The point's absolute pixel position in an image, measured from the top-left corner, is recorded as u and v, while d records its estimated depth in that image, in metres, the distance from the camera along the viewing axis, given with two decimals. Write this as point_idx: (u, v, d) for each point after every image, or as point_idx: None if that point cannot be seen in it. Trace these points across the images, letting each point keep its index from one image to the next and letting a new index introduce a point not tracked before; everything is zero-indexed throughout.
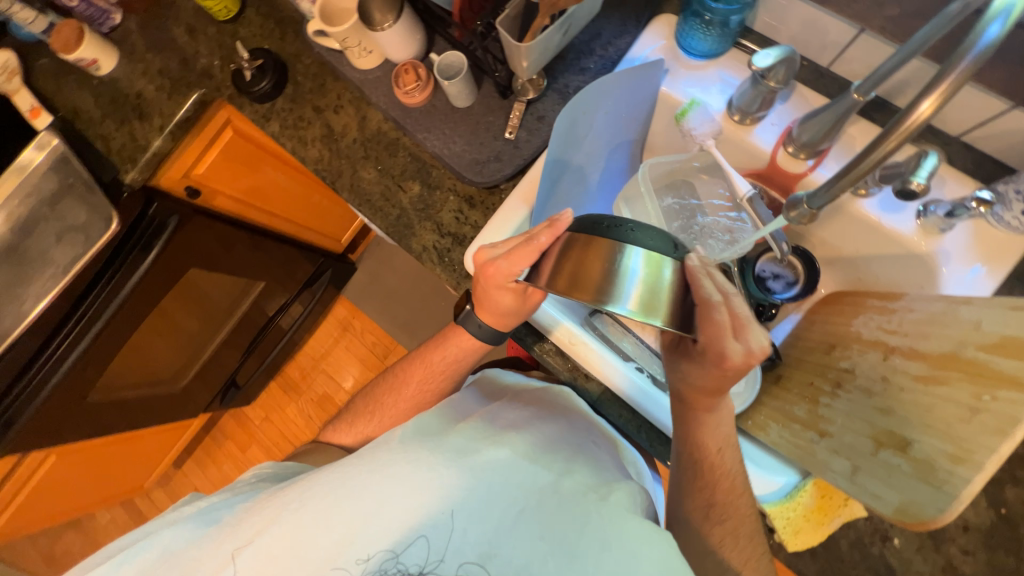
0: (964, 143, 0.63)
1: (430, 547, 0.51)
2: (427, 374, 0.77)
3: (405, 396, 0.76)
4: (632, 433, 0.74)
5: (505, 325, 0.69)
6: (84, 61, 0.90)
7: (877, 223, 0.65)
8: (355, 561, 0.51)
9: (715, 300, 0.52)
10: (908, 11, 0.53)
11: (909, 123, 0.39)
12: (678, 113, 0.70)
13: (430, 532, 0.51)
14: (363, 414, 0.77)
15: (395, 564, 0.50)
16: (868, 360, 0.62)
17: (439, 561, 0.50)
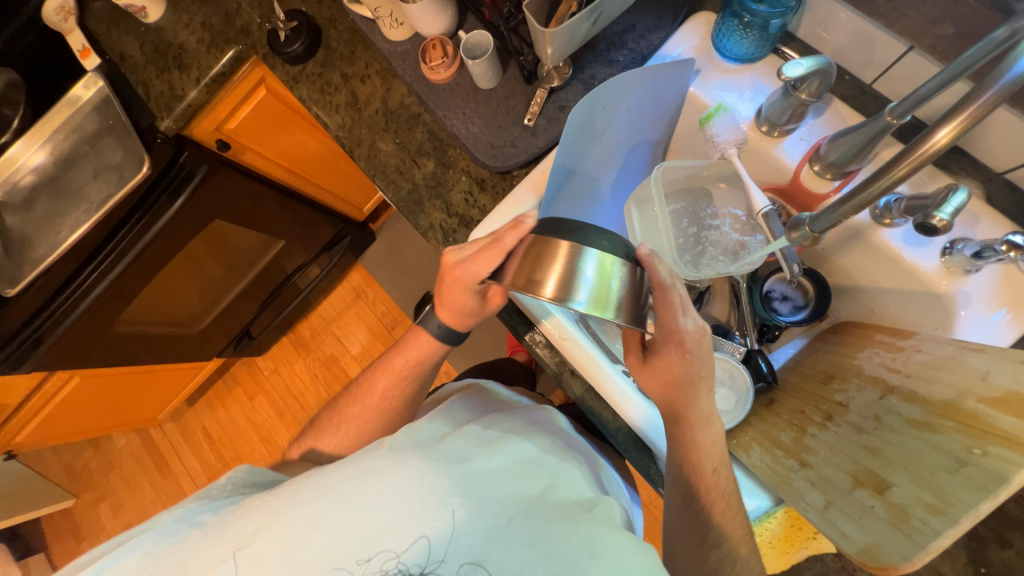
0: (1007, 181, 0.59)
1: (430, 549, 0.50)
2: (391, 381, 0.78)
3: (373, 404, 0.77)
4: (610, 435, 0.74)
5: (461, 325, 0.74)
6: (134, 8, 0.94)
7: (897, 255, 0.62)
8: (355, 561, 0.50)
9: (667, 284, 0.54)
10: (962, 32, 0.49)
11: (923, 150, 0.37)
12: (703, 117, 0.68)
13: (431, 530, 0.51)
14: (329, 424, 0.77)
15: (396, 562, 0.50)
16: (863, 396, 0.60)
17: (440, 561, 0.50)
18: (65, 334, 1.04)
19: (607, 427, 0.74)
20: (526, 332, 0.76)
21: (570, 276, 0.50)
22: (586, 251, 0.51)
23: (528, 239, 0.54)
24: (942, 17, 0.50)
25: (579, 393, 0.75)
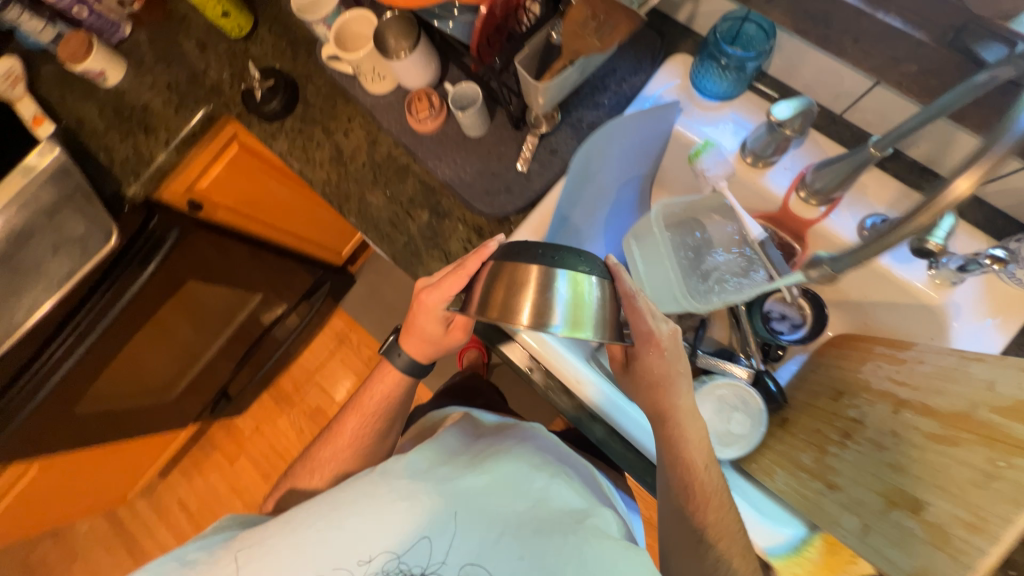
0: (974, 197, 0.64)
1: (430, 551, 0.54)
2: (361, 426, 0.76)
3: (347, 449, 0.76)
4: (637, 475, 0.73)
5: (427, 354, 0.74)
6: (92, 72, 0.90)
7: (888, 272, 0.65)
8: (355, 565, 0.53)
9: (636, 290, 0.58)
10: (924, 69, 0.53)
11: (946, 198, 0.39)
12: (691, 153, 0.70)
13: (432, 535, 0.54)
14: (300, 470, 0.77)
15: (395, 564, 0.53)
16: (877, 411, 0.61)
17: (440, 564, 0.53)
18: (24, 422, 0.95)
19: (633, 466, 0.73)
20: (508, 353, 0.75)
21: (545, 302, 0.49)
22: (557, 273, 0.51)
23: (491, 263, 0.54)
24: (905, 56, 0.54)
25: (601, 435, 0.73)
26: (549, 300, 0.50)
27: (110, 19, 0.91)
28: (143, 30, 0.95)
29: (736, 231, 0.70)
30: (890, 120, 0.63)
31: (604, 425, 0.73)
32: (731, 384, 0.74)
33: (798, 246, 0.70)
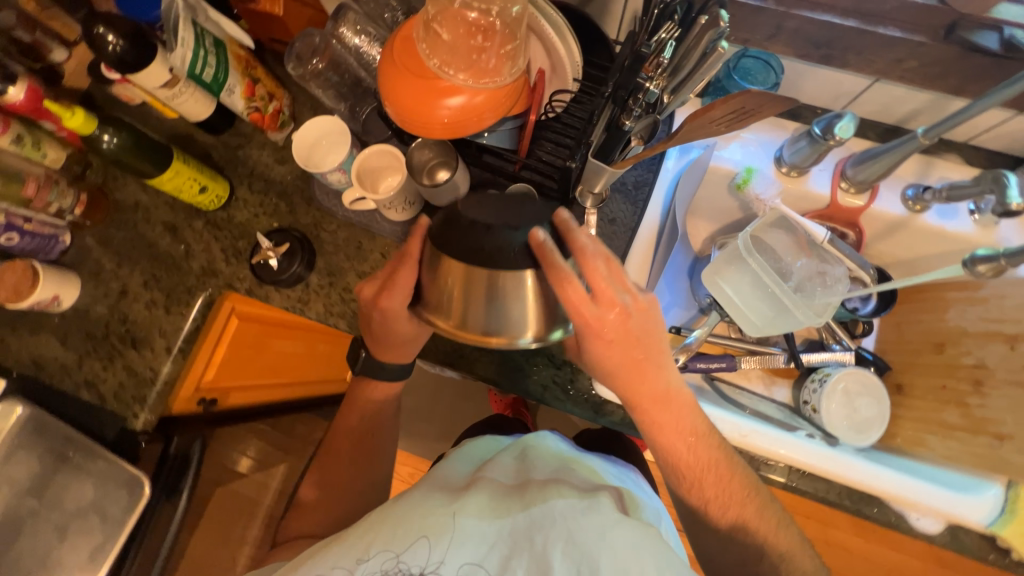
0: (971, 146, 0.72)
1: (432, 551, 0.50)
2: (351, 441, 0.74)
3: (340, 476, 0.73)
4: (837, 503, 0.68)
5: (403, 355, 0.66)
6: (43, 302, 0.73)
7: (942, 231, 0.70)
8: (357, 565, 0.50)
9: (596, 249, 0.48)
10: (925, 62, 0.61)
11: None
12: (739, 182, 0.74)
13: (432, 533, 0.50)
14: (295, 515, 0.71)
15: (397, 564, 0.49)
16: (994, 352, 0.66)
17: (440, 563, 0.49)
18: None
19: (829, 498, 0.68)
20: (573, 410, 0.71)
21: (501, 291, 0.46)
22: (508, 265, 0.45)
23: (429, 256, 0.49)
24: (907, 56, 0.61)
25: (785, 480, 0.68)
26: (529, 308, 0.48)
27: (48, 234, 0.75)
28: (88, 231, 0.80)
29: (797, 237, 0.74)
30: (888, 105, 0.71)
31: (783, 466, 0.68)
32: (846, 372, 0.76)
33: (852, 232, 0.75)
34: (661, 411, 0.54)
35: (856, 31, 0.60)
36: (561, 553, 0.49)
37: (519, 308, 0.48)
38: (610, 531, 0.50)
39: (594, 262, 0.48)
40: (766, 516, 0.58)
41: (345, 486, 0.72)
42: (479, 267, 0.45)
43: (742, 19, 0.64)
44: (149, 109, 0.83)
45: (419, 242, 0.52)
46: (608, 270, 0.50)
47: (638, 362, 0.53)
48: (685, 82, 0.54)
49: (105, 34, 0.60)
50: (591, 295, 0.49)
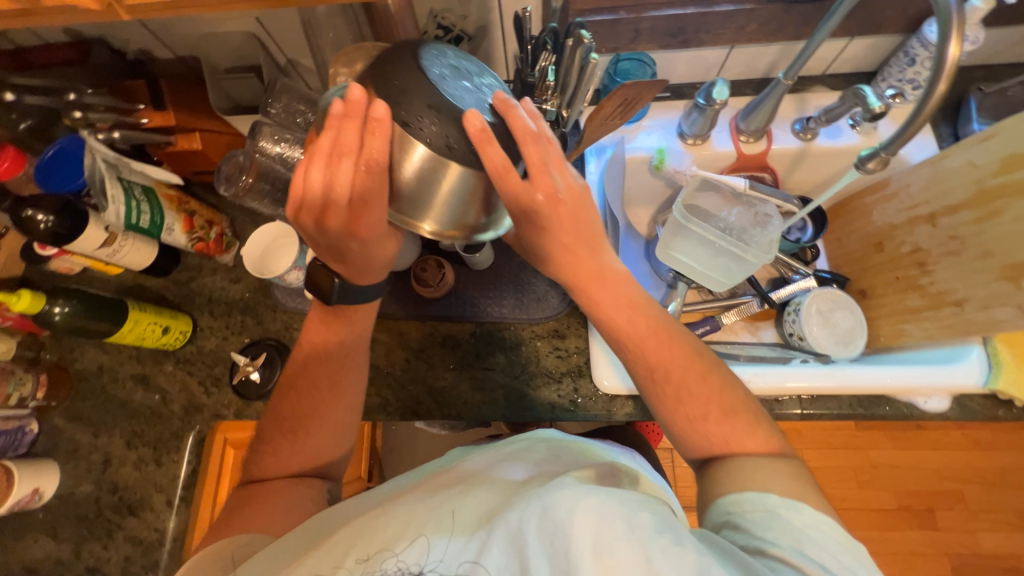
0: (830, 75, 0.83)
1: (426, 547, 0.46)
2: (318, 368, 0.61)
3: (315, 407, 0.60)
4: (853, 415, 0.70)
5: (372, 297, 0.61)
6: (22, 499, 0.69)
7: (837, 148, 0.79)
8: (353, 564, 0.46)
9: (537, 133, 0.45)
10: (761, 23, 0.71)
11: (947, 65, 0.47)
12: (656, 163, 0.81)
13: (430, 528, 0.47)
14: (262, 462, 0.59)
15: (397, 563, 0.46)
16: (922, 233, 0.73)
17: (439, 561, 0.45)
18: None
19: (844, 412, 0.70)
20: (588, 415, 0.72)
21: (425, 171, 0.45)
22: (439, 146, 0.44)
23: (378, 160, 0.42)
24: (745, 22, 0.71)
25: (801, 411, 0.70)
26: (439, 194, 0.46)
27: (14, 427, 0.72)
28: (56, 410, 0.77)
29: (723, 191, 0.80)
30: (750, 63, 0.82)
31: (794, 399, 0.71)
32: (814, 296, 0.82)
33: (767, 173, 0.83)
34: (598, 287, 0.52)
35: (698, 15, 0.71)
36: (538, 538, 0.42)
37: (430, 192, 0.46)
38: (585, 501, 0.42)
39: (534, 146, 0.45)
40: (772, 433, 0.49)
41: (325, 412, 0.60)
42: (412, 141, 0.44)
43: (605, 33, 0.74)
44: (93, 272, 0.84)
45: (384, 141, 0.42)
46: (546, 153, 0.47)
47: (566, 248, 0.52)
48: (576, 96, 0.60)
49: (36, 215, 0.62)
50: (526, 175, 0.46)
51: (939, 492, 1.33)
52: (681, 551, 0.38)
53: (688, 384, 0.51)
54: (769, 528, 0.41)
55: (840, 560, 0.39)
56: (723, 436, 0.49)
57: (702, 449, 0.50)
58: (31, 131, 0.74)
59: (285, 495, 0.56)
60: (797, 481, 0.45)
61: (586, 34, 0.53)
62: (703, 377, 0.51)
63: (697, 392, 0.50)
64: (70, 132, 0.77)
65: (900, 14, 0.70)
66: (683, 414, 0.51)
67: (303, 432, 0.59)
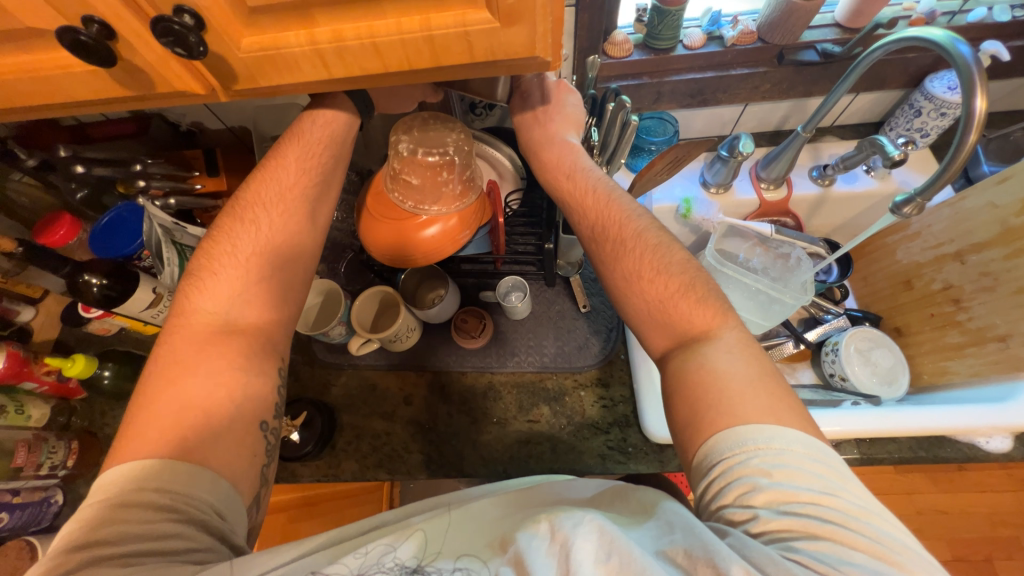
0: (837, 126, 0.89)
1: (428, 546, 0.41)
2: (272, 195, 0.59)
3: (265, 241, 0.57)
4: (914, 458, 0.68)
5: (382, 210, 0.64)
6: None
7: (854, 193, 0.83)
8: (347, 558, 0.39)
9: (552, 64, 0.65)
10: (774, 85, 0.78)
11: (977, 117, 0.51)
12: (683, 212, 0.84)
13: (428, 527, 0.42)
14: (196, 293, 0.53)
15: (395, 560, 0.39)
16: (952, 271, 0.75)
17: (437, 556, 0.39)
18: None
19: (904, 455, 0.68)
20: (637, 467, 0.68)
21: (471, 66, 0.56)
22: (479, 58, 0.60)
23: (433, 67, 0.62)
24: (759, 84, 0.77)
25: (860, 454, 0.68)
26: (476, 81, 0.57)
27: (40, 499, 0.68)
28: (82, 480, 0.74)
29: (748, 236, 0.82)
30: (762, 118, 0.87)
31: (850, 442, 0.69)
32: (850, 335, 0.82)
33: (789, 218, 0.86)
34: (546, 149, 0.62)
35: (716, 78, 0.76)
36: (545, 557, 0.35)
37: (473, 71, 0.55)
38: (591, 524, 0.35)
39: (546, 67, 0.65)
40: (709, 301, 0.50)
41: (289, 207, 0.59)
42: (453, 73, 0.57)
43: (630, 96, 0.79)
44: (128, 332, 0.84)
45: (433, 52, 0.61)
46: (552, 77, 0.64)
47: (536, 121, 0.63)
48: (615, 154, 0.66)
49: (88, 279, 0.64)
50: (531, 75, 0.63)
51: (993, 540, 1.26)
52: (675, 556, 0.35)
53: (623, 242, 0.55)
54: (743, 484, 0.38)
55: (813, 489, 0.37)
56: (659, 295, 0.51)
57: (652, 320, 0.51)
58: (85, 201, 0.77)
59: (227, 328, 0.51)
60: (752, 368, 0.44)
61: (627, 99, 0.57)
62: (639, 236, 0.54)
63: (632, 247, 0.54)
64: (119, 199, 0.80)
65: (902, 73, 0.76)
66: (622, 271, 0.54)
67: (250, 256, 0.55)
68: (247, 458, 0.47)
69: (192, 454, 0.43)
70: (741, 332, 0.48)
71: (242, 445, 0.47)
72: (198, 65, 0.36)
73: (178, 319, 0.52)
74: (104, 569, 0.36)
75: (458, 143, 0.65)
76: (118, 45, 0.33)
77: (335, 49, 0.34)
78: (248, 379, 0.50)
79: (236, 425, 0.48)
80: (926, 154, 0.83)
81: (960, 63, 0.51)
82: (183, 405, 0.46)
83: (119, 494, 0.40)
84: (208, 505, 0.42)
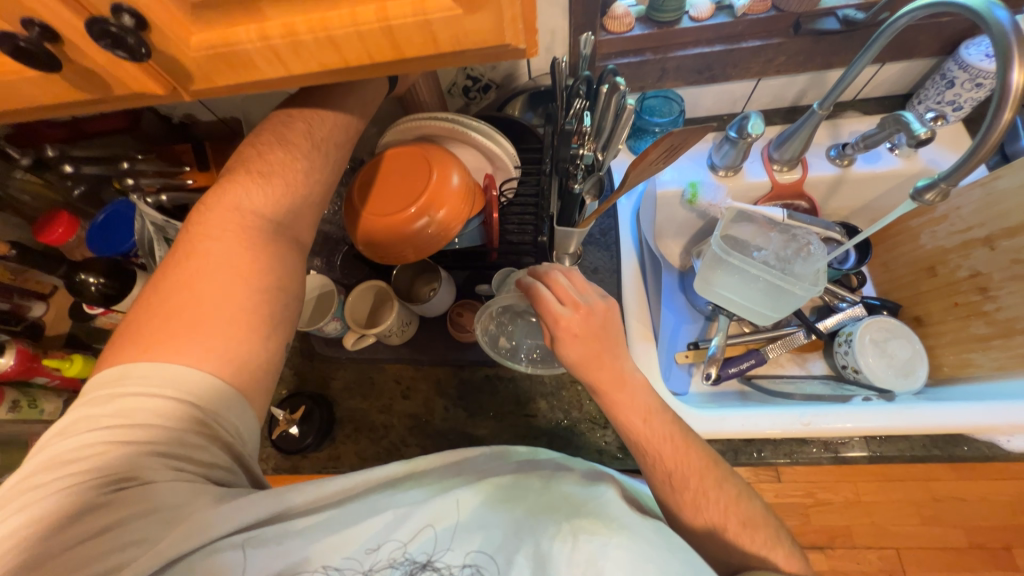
0: (859, 100, 0.82)
1: (435, 542, 0.43)
2: (349, 123, 0.55)
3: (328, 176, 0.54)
4: (926, 455, 0.65)
5: (367, 228, 0.61)
6: None
7: (877, 173, 0.77)
8: (363, 552, 0.42)
9: (461, 188, 0.61)
10: (789, 58, 0.72)
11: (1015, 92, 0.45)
12: (689, 198, 0.80)
13: (437, 520, 0.44)
14: (251, 196, 0.49)
15: (402, 555, 0.42)
16: (981, 257, 0.70)
17: (447, 551, 0.42)
18: None
19: (917, 454, 0.66)
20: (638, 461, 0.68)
21: (455, 129, 0.65)
22: (462, 124, 0.66)
23: (424, 123, 0.66)
24: (774, 56, 0.71)
25: (868, 453, 0.66)
26: (468, 136, 0.65)
27: None
28: None
29: (759, 221, 0.78)
30: (778, 94, 0.81)
31: (858, 440, 0.66)
32: (866, 325, 0.78)
33: (803, 201, 0.80)
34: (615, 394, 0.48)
35: (725, 52, 0.71)
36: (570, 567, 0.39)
37: (463, 135, 0.65)
38: (613, 542, 0.40)
39: (481, 197, 0.64)
40: (754, 518, 0.47)
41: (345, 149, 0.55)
42: (442, 123, 0.65)
43: (632, 74, 0.74)
44: None
45: (426, 117, 0.66)
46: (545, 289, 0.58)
47: (595, 353, 0.48)
48: (612, 139, 0.59)
49: (86, 278, 0.64)
50: (418, 213, 0.59)
51: None
52: None
53: (692, 486, 0.47)
54: None
55: None
56: (727, 525, 0.46)
57: (718, 552, 0.47)
58: (83, 197, 0.78)
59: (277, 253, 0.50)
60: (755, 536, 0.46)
61: (622, 80, 0.52)
62: (705, 472, 0.47)
63: (700, 489, 0.47)
64: (117, 194, 0.80)
65: (934, 39, 0.69)
66: (693, 504, 0.47)
67: (308, 181, 0.52)
68: (274, 375, 0.47)
69: (230, 365, 0.43)
70: (743, 508, 0.47)
71: (275, 368, 0.47)
72: (152, 67, 0.34)
73: (231, 216, 0.48)
74: (147, 465, 0.38)
75: (564, 273, 0.52)
76: (64, 47, 0.31)
77: (290, 44, 0.31)
78: (286, 295, 0.49)
79: (262, 356, 0.46)
80: (959, 129, 0.76)
81: (996, 30, 0.46)
82: (230, 310, 0.44)
83: (165, 390, 0.40)
84: (237, 429, 0.43)
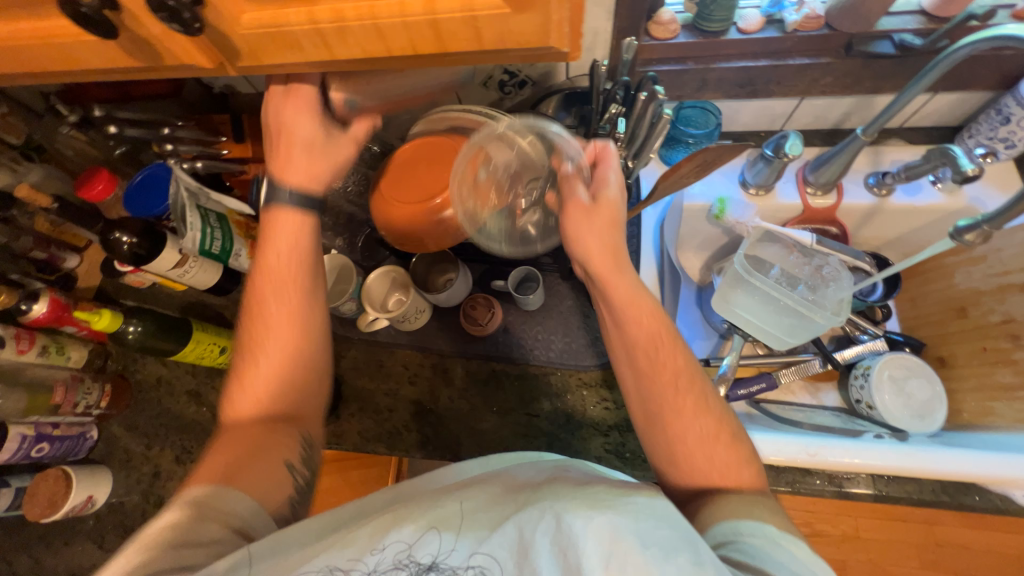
0: (906, 128, 0.79)
1: (440, 540, 0.39)
2: (267, 299, 0.54)
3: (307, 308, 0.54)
4: (934, 500, 0.64)
5: (391, 218, 0.62)
6: (77, 506, 0.72)
7: (915, 207, 0.75)
8: (368, 553, 0.39)
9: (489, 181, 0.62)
10: (836, 79, 0.70)
11: None
12: (716, 213, 0.78)
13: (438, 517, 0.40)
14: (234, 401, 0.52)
15: (408, 558, 0.38)
16: (1016, 303, 0.67)
17: (450, 552, 0.38)
18: None
19: (924, 497, 0.64)
20: (636, 470, 0.68)
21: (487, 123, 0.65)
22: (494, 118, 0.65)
23: (456, 114, 0.66)
24: (820, 76, 0.69)
25: (873, 491, 0.64)
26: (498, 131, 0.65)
27: (77, 433, 0.75)
28: (115, 419, 0.80)
29: (785, 242, 0.76)
30: (820, 115, 0.79)
31: (865, 477, 0.65)
32: (885, 361, 0.76)
33: (834, 227, 0.78)
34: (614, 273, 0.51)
35: (770, 68, 0.69)
36: (550, 552, 0.35)
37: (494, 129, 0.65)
38: (598, 517, 0.35)
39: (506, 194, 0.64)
40: (724, 435, 0.48)
41: (274, 316, 0.54)
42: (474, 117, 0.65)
43: (671, 82, 0.73)
44: (160, 288, 0.88)
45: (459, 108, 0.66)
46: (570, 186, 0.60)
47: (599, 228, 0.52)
48: (644, 148, 0.59)
49: (120, 237, 0.66)
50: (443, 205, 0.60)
51: None
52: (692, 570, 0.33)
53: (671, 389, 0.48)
54: None
55: None
56: (699, 438, 0.47)
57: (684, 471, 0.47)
58: (123, 156, 0.80)
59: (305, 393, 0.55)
60: (724, 453, 0.46)
61: (660, 90, 0.52)
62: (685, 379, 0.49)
63: (679, 391, 0.48)
64: (154, 157, 0.82)
65: (993, 72, 0.66)
66: (672, 409, 0.48)
67: (266, 352, 0.53)
68: (282, 478, 0.48)
69: (233, 480, 0.45)
70: (715, 425, 0.48)
71: (278, 478, 0.48)
72: (203, 41, 0.35)
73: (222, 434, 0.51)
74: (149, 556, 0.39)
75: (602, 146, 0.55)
76: (123, 15, 0.32)
77: (338, 29, 0.32)
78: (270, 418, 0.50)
79: (264, 475, 0.47)
80: (1010, 167, 0.73)
81: None
82: (226, 469, 0.46)
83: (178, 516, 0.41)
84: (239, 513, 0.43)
